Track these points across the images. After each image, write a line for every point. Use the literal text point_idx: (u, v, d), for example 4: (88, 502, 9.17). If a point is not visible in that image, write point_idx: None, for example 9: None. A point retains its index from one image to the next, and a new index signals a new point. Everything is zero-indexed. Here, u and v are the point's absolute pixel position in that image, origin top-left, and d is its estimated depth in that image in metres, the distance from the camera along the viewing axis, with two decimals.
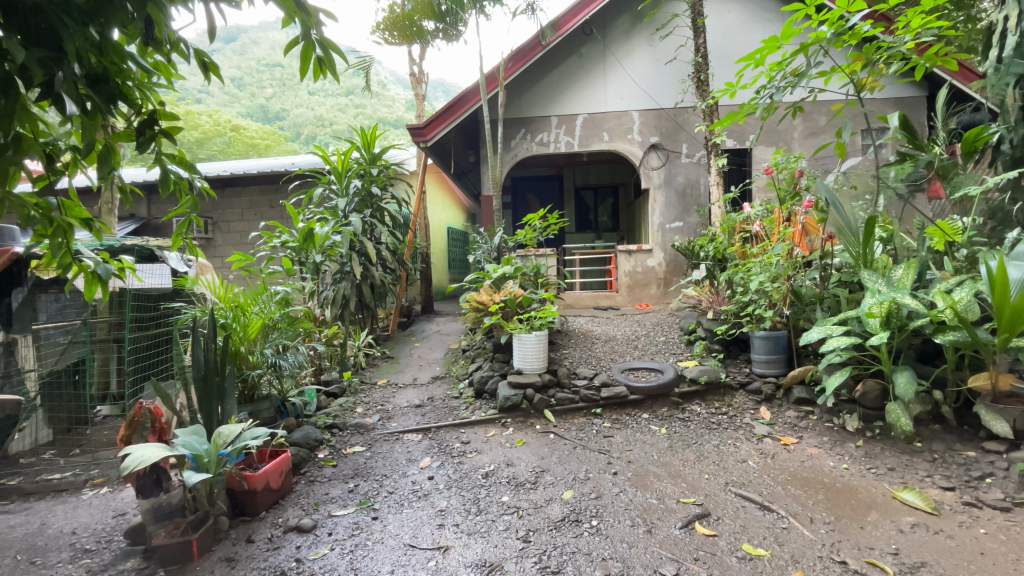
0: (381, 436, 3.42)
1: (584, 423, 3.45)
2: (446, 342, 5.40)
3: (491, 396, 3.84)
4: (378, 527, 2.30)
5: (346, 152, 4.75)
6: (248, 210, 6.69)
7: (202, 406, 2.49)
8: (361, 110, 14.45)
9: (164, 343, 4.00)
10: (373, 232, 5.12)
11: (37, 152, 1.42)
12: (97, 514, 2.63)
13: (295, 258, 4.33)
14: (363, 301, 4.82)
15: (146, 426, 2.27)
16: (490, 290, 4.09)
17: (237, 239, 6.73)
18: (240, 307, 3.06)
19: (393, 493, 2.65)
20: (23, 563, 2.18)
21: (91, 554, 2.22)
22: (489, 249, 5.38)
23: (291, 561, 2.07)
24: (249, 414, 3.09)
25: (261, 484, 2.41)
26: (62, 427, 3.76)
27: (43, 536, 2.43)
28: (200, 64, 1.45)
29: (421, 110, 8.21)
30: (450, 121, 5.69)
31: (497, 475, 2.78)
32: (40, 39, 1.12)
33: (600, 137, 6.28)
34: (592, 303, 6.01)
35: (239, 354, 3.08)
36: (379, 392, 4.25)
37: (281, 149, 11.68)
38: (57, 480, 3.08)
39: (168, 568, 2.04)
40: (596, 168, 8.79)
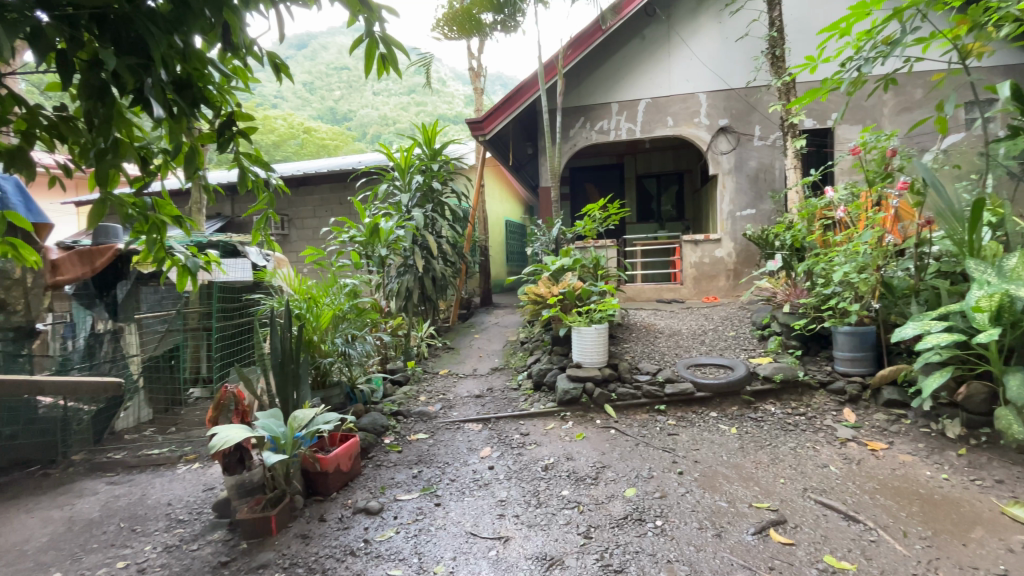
0: (443, 424, 3.51)
1: (647, 420, 3.35)
2: (506, 334, 5.42)
3: (550, 389, 3.81)
4: (440, 514, 2.35)
5: (407, 149, 4.88)
6: (319, 208, 7.06)
7: (279, 391, 2.66)
8: (422, 108, 14.83)
9: (246, 332, 4.32)
10: (434, 226, 5.23)
11: (134, 156, 1.53)
12: (189, 488, 2.88)
13: (362, 252, 4.50)
14: (425, 294, 4.94)
15: (230, 409, 2.45)
16: (548, 282, 4.08)
17: (309, 235, 7.13)
18: (313, 299, 3.26)
19: (454, 480, 2.70)
20: (127, 529, 2.42)
21: (184, 524, 2.43)
22: (546, 241, 5.34)
23: (360, 542, 2.16)
24: (321, 400, 3.27)
25: (333, 467, 2.53)
26: (160, 407, 4.15)
27: (143, 506, 2.69)
28: (273, 65, 1.51)
29: (479, 103, 8.25)
30: (509, 113, 5.69)
31: (557, 468, 2.75)
32: (131, 48, 1.20)
33: (664, 122, 6.04)
34: (654, 295, 5.84)
35: (312, 343, 3.26)
36: (440, 381, 4.36)
37: (349, 149, 12.25)
38: (156, 455, 3.41)
39: (250, 541, 2.18)
40: (659, 156, 8.49)
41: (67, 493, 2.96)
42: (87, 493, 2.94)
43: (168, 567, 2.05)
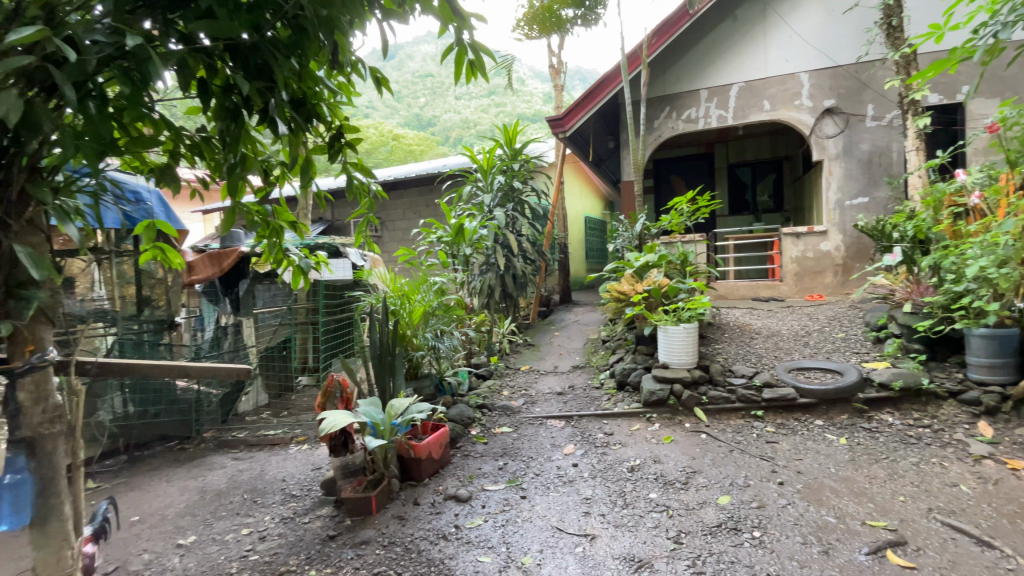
0: (527, 419, 3.57)
1: (742, 425, 3.17)
2: (587, 332, 5.38)
3: (634, 390, 3.72)
4: (526, 506, 2.41)
5: (489, 150, 5.01)
6: (408, 210, 7.46)
7: (378, 380, 2.88)
8: (502, 109, 15.09)
9: (346, 327, 4.68)
10: (515, 224, 5.31)
11: (257, 168, 1.73)
12: (300, 466, 3.19)
13: (449, 252, 4.77)
14: (506, 291, 5.03)
15: (336, 396, 2.67)
16: (632, 279, 3.99)
17: (399, 236, 7.56)
18: (406, 296, 3.47)
19: (539, 475, 2.74)
20: (251, 500, 2.74)
21: (297, 498, 2.70)
22: (630, 237, 5.20)
23: (451, 527, 2.26)
24: (414, 390, 3.47)
25: (425, 454, 2.68)
26: (274, 392, 4.62)
27: (262, 480, 3.03)
28: (373, 79, 1.63)
29: (559, 100, 8.23)
30: (590, 107, 5.62)
31: (644, 470, 2.69)
32: (257, 73, 1.35)
33: (760, 106, 5.64)
34: (750, 293, 5.49)
35: (406, 336, 3.47)
36: (522, 377, 4.43)
37: (433, 153, 12.79)
38: (272, 436, 3.82)
39: (354, 518, 2.36)
40: (754, 143, 7.97)
41: (201, 465, 3.40)
42: (217, 466, 3.36)
43: (284, 536, 2.28)
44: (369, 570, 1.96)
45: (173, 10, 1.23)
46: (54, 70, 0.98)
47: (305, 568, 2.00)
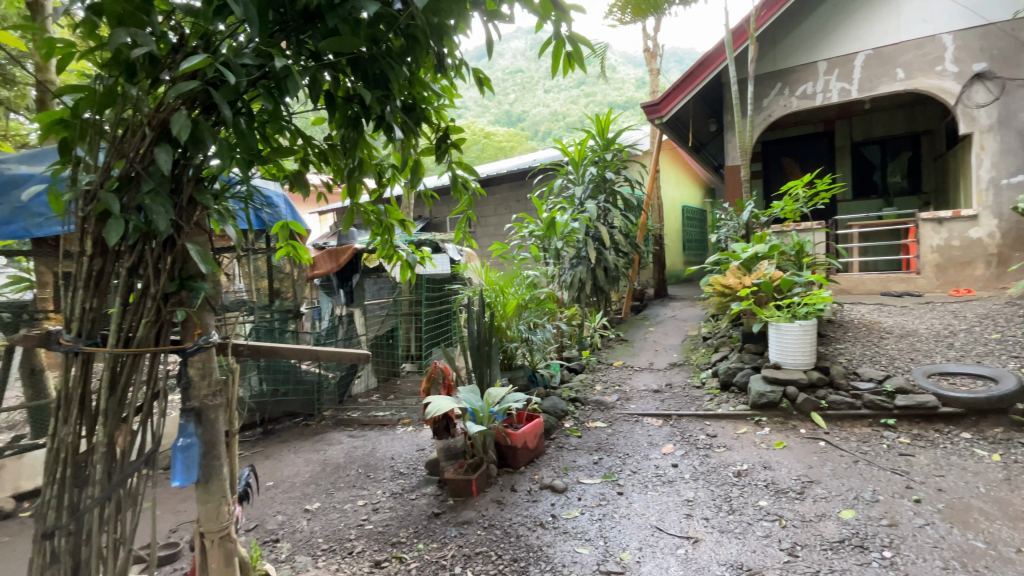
0: (622, 415, 3.51)
1: (869, 434, 2.84)
2: (684, 328, 5.14)
3: (740, 390, 3.49)
4: (624, 502, 2.37)
5: (581, 142, 4.96)
6: (500, 206, 7.63)
7: (476, 370, 3.00)
8: (592, 99, 14.83)
9: (445, 318, 4.93)
10: (607, 216, 5.21)
11: (372, 171, 1.88)
12: (405, 447, 3.43)
13: (540, 245, 4.84)
14: (598, 285, 4.96)
15: (438, 381, 2.82)
16: (738, 272, 3.70)
17: (492, 231, 7.77)
18: (501, 288, 3.58)
19: (636, 472, 2.69)
20: (365, 474, 3.00)
21: (404, 476, 2.91)
22: (735, 227, 4.89)
23: (548, 516, 2.30)
24: (508, 380, 3.56)
25: (521, 442, 2.75)
26: (382, 377, 5.00)
27: (373, 457, 3.30)
28: (476, 79, 1.68)
29: (654, 85, 7.88)
30: (689, 91, 5.35)
31: (752, 476, 2.53)
32: (373, 82, 1.47)
33: (892, 76, 4.95)
34: (878, 288, 4.90)
35: (501, 329, 3.56)
36: (616, 372, 4.36)
37: (524, 148, 12.93)
38: (381, 417, 4.14)
39: (456, 498, 2.50)
40: (885, 117, 7.05)
41: (322, 440, 3.79)
42: (335, 442, 3.73)
43: (395, 510, 2.47)
44: (472, 549, 2.07)
45: (304, 30, 1.37)
46: (214, 91, 1.15)
47: (414, 541, 2.15)
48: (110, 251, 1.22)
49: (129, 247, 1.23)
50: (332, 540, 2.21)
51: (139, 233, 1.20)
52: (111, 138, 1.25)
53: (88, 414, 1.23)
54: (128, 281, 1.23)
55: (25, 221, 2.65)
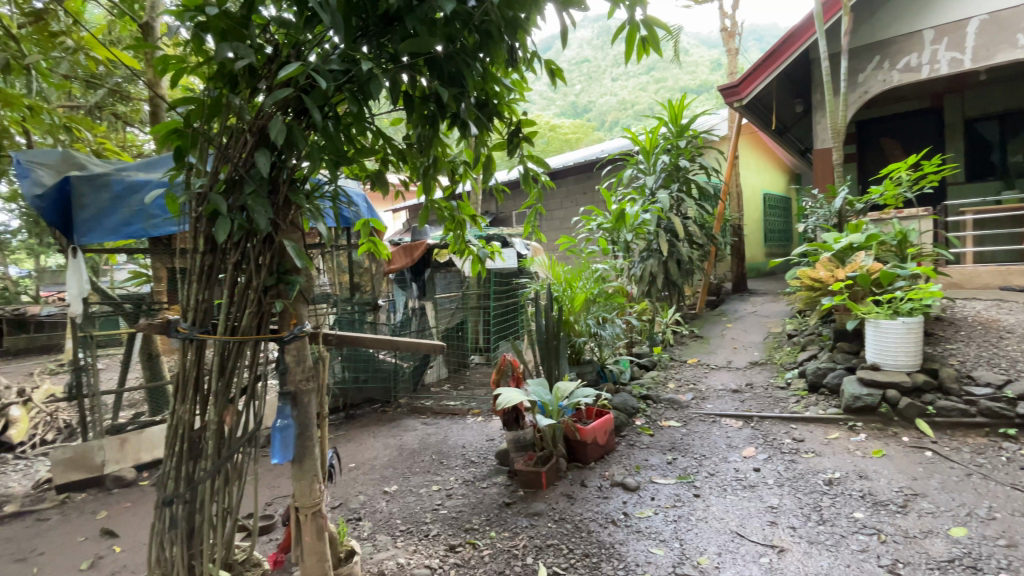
0: (697, 415, 3.37)
1: (987, 446, 2.54)
2: (766, 324, 4.84)
3: (832, 393, 3.23)
4: (700, 505, 2.29)
5: (653, 130, 4.78)
6: (567, 199, 7.55)
7: (544, 364, 3.00)
8: (662, 85, 14.24)
9: (511, 311, 4.97)
10: (681, 207, 4.99)
11: (445, 168, 1.93)
12: (475, 436, 3.52)
13: (608, 239, 4.80)
14: (670, 278, 4.78)
15: (508, 374, 2.86)
16: (829, 264, 3.44)
17: (559, 224, 7.72)
18: (568, 282, 3.56)
19: (714, 475, 2.57)
20: (438, 461, 3.11)
21: (475, 465, 2.99)
22: (825, 215, 4.52)
23: (621, 514, 2.27)
24: (577, 375, 3.53)
25: (591, 438, 2.72)
26: (453, 367, 5.15)
27: (445, 445, 3.41)
28: (547, 71, 1.67)
29: (732, 66, 7.41)
30: (773, 69, 4.97)
31: (845, 485, 2.34)
32: (448, 80, 1.50)
33: (1013, 42, 4.40)
34: (998, 283, 4.30)
35: (568, 323, 3.54)
36: (690, 370, 4.19)
37: (590, 139, 12.68)
38: (452, 407, 4.27)
39: (526, 490, 2.52)
40: (1008, 88, 6.16)
41: (397, 427, 3.97)
42: (409, 429, 3.89)
43: (467, 497, 2.55)
44: (543, 540, 2.08)
45: (384, 34, 1.43)
46: (306, 97, 1.24)
47: (486, 528, 2.20)
48: (219, 248, 1.35)
49: (234, 245, 1.36)
50: (409, 522, 2.31)
51: (243, 230, 1.32)
52: (217, 145, 1.38)
53: (201, 395, 1.37)
54: (234, 275, 1.36)
55: (143, 221, 2.98)
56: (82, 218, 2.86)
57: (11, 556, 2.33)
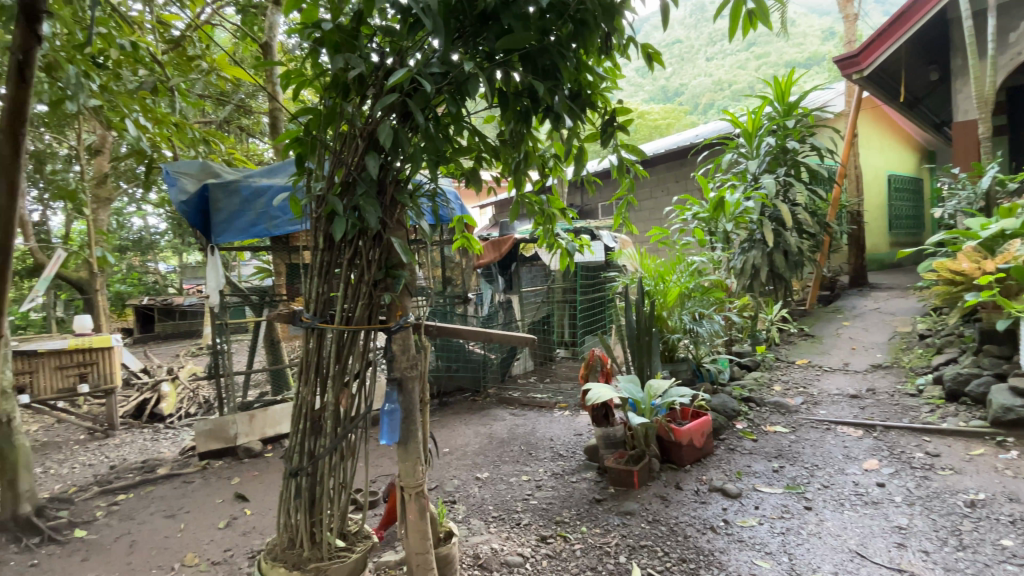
0: (808, 421, 3.10)
1: None
2: (891, 323, 4.31)
3: (976, 403, 2.81)
4: (812, 519, 2.10)
5: (756, 111, 4.41)
6: (657, 188, 7.28)
7: (635, 361, 2.93)
8: (764, 61, 13.13)
9: (599, 305, 4.93)
10: (788, 193, 4.58)
11: (536, 163, 1.92)
12: (564, 430, 3.52)
13: (705, 229, 4.50)
14: (775, 271, 4.40)
15: (597, 369, 2.81)
16: (974, 255, 2.96)
17: (648, 215, 7.46)
18: (660, 276, 3.44)
19: (828, 487, 2.35)
20: (527, 452, 3.16)
21: (564, 458, 2.99)
22: (968, 199, 3.91)
23: (720, 521, 2.15)
24: (670, 373, 3.41)
25: (686, 439, 2.61)
26: (539, 360, 5.19)
27: (535, 436, 3.46)
28: (645, 55, 1.61)
29: (850, 34, 6.63)
30: (900, 35, 4.39)
31: (995, 510, 2.02)
32: (543, 73, 1.49)
33: None
34: None
35: (661, 318, 3.43)
36: (799, 372, 3.86)
37: (682, 125, 12.06)
38: (540, 399, 4.31)
39: (617, 488, 2.49)
40: None
41: (487, 416, 4.09)
42: (499, 418, 3.99)
43: (557, 489, 2.56)
44: (636, 540, 2.04)
45: (480, 33, 1.45)
46: (409, 99, 1.29)
47: (577, 522, 2.20)
48: (335, 246, 1.48)
49: (348, 242, 1.48)
50: (501, 509, 2.38)
51: (356, 228, 1.43)
52: (332, 150, 1.51)
53: (321, 380, 1.51)
54: (347, 270, 1.48)
55: (266, 222, 3.31)
56: (219, 221, 3.26)
57: (167, 510, 2.73)
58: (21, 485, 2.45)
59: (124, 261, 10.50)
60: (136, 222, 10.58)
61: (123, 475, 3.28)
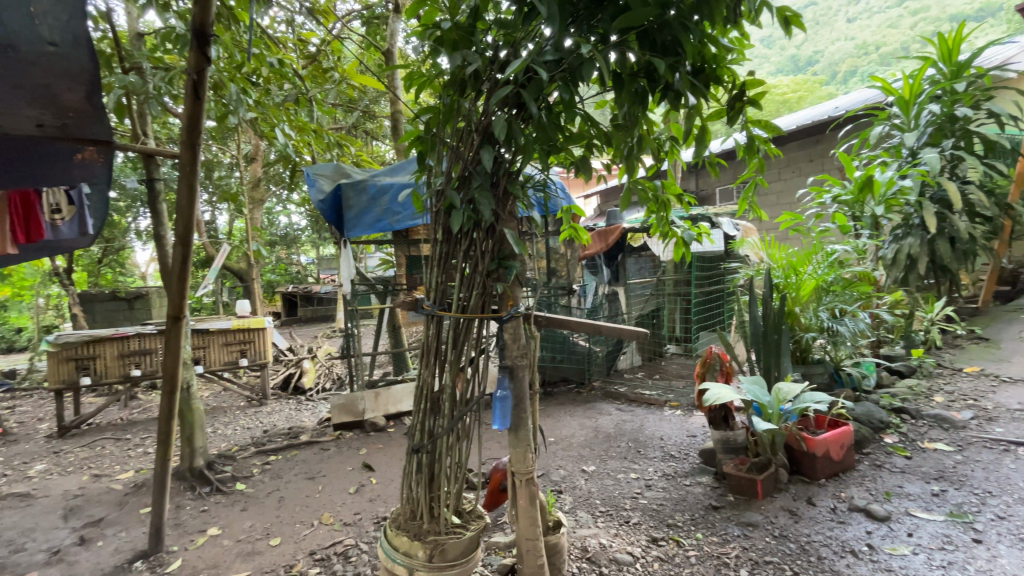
0: (979, 440, 2.61)
1: None
2: None
3: None
4: (985, 555, 1.77)
5: (916, 74, 3.73)
6: (787, 168, 6.61)
7: (761, 360, 2.70)
8: (923, 15, 11.15)
9: (717, 299, 4.62)
10: (957, 169, 3.85)
11: (651, 148, 1.80)
12: (675, 430, 3.36)
13: (848, 213, 3.90)
14: (937, 262, 3.72)
15: (715, 368, 2.61)
16: None
17: (775, 199, 6.82)
18: (793, 267, 3.14)
19: (1009, 520, 1.96)
20: (636, 449, 3.07)
21: (676, 459, 2.86)
22: None
23: (863, 545, 1.89)
24: (802, 376, 3.16)
25: (822, 450, 2.35)
26: (648, 355, 5.00)
27: (644, 434, 3.34)
28: (782, 20, 1.43)
29: None
30: None
31: None
32: (663, 51, 1.40)
33: None
34: None
35: (793, 314, 3.17)
36: (967, 382, 3.26)
37: (815, 98, 10.73)
38: (649, 396, 4.16)
39: (737, 496, 2.30)
40: None
41: (593, 409, 4.04)
42: (605, 412, 3.92)
43: (668, 491, 2.45)
44: (759, 555, 1.87)
45: (595, 15, 1.41)
46: (525, 89, 1.28)
47: (691, 528, 2.08)
48: (453, 238, 1.54)
49: (464, 234, 1.53)
50: (608, 505, 2.33)
51: (471, 221, 1.48)
52: (449, 146, 1.57)
53: (439, 365, 1.59)
54: (462, 262, 1.53)
55: (389, 218, 3.58)
56: (349, 216, 3.59)
57: (307, 473, 3.10)
58: (197, 442, 2.95)
59: (274, 254, 12.09)
60: (283, 219, 12.13)
61: (272, 439, 3.80)
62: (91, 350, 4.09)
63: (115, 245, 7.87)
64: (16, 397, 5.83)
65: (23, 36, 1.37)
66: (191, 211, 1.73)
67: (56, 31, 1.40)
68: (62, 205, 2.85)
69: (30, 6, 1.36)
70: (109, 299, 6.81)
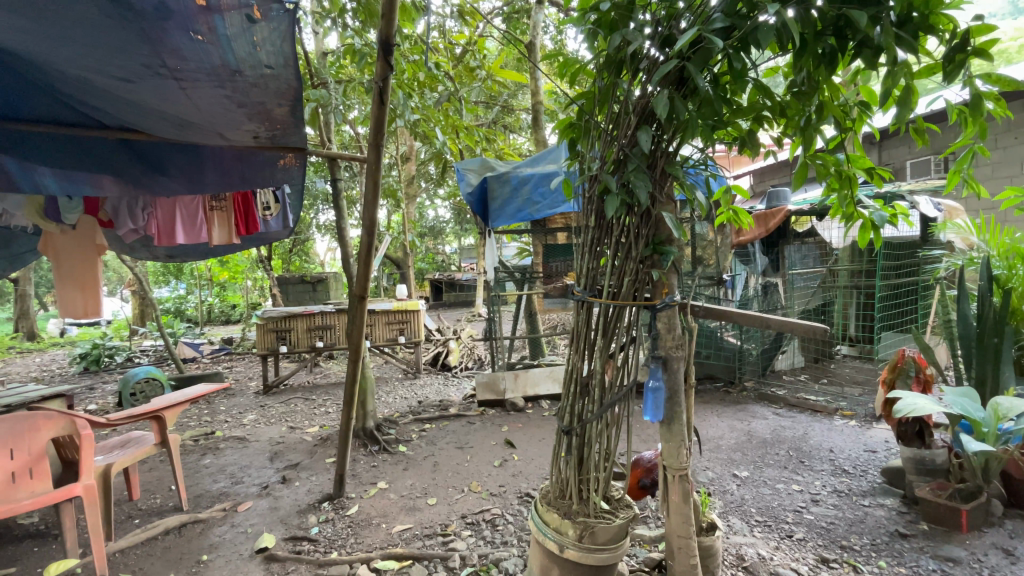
0: None
1: None
2: None
3: None
4: None
5: None
6: (1008, 134, 5.34)
7: (971, 365, 2.27)
8: None
9: (906, 293, 3.95)
10: None
11: (834, 118, 1.53)
12: (849, 442, 2.95)
13: None
14: None
15: (908, 374, 2.22)
16: None
17: (988, 174, 5.57)
18: (1019, 256, 2.57)
19: None
20: (797, 460, 2.75)
21: (850, 475, 2.51)
22: None
23: None
24: None
25: None
26: (812, 357, 4.46)
27: (808, 443, 2.99)
28: None
29: None
30: None
31: None
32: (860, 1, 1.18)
33: None
34: None
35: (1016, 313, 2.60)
36: None
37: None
38: (814, 402, 3.71)
39: (933, 526, 1.95)
40: None
41: (744, 410, 3.73)
42: (759, 415, 3.60)
43: (840, 509, 2.16)
44: None
45: None
46: (688, 64, 1.18)
47: (872, 554, 1.82)
48: (605, 224, 1.53)
49: (617, 220, 1.51)
50: (766, 515, 2.14)
51: (625, 205, 1.44)
52: (602, 130, 1.54)
53: (589, 350, 1.60)
54: (615, 249, 1.51)
55: (530, 208, 3.67)
56: (494, 208, 3.76)
57: (457, 443, 3.36)
58: (368, 407, 3.39)
59: (422, 244, 13.27)
60: (431, 213, 13.22)
61: (426, 410, 4.19)
62: (288, 323, 4.91)
63: (301, 237, 9.33)
64: (235, 360, 7.28)
65: (248, 61, 1.68)
66: (373, 204, 1.98)
67: (274, 58, 1.69)
68: (272, 203, 3.42)
69: (253, 37, 1.59)
70: (297, 282, 8.07)
